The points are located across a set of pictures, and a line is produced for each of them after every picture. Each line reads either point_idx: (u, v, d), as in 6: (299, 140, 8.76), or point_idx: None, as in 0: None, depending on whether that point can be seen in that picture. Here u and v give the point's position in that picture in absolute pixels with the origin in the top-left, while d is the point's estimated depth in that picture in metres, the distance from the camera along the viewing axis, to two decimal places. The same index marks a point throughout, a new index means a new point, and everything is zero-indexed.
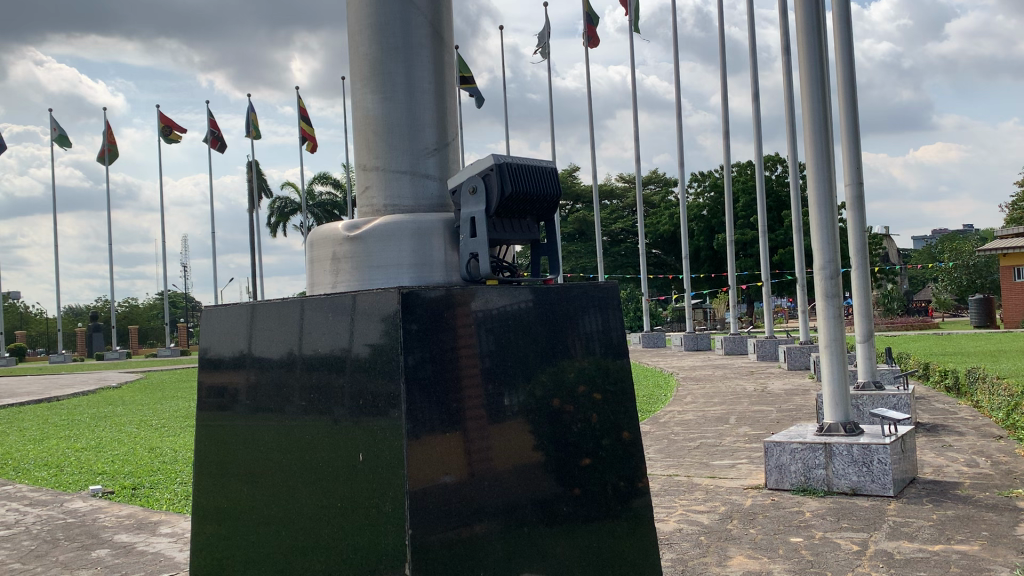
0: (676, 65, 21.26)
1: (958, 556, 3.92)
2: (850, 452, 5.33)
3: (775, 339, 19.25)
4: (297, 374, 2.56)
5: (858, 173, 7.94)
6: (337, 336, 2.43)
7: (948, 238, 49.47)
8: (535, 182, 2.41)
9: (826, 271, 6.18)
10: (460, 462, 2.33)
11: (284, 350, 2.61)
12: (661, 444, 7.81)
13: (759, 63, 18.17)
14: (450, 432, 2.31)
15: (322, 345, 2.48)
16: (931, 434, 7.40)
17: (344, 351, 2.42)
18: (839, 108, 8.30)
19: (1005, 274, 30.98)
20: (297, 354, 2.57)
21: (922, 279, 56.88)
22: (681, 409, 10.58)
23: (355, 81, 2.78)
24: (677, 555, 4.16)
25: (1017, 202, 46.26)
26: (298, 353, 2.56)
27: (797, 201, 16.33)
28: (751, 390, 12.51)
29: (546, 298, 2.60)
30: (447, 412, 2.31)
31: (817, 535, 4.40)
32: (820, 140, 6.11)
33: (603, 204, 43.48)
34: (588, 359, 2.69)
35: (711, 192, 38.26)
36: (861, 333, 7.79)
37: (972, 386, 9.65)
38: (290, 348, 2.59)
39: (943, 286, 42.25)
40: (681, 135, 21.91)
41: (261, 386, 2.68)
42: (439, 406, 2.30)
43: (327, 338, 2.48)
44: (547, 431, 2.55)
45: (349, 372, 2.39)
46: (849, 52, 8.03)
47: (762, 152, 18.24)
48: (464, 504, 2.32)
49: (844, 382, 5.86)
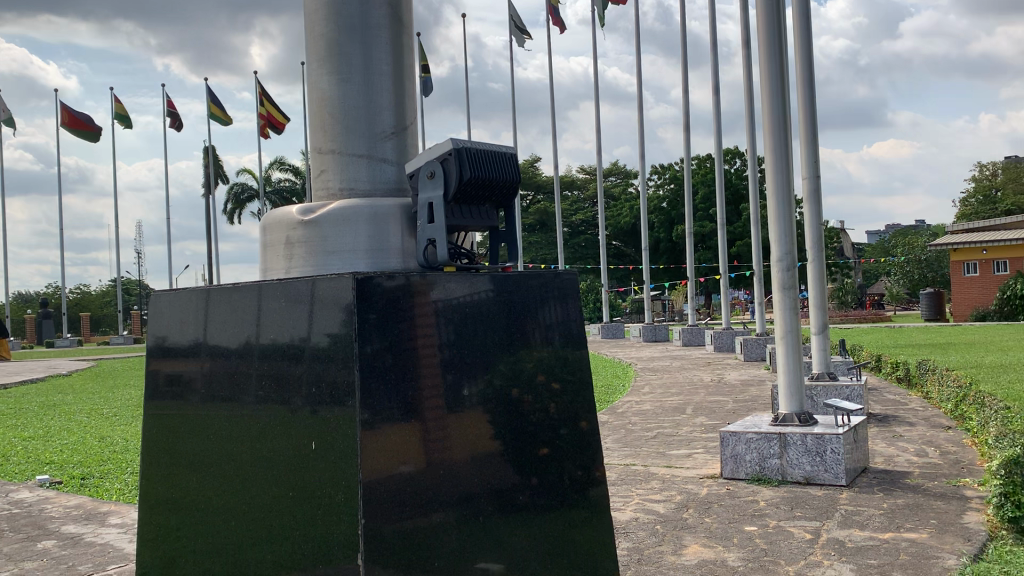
0: (639, 57, 21.33)
1: (908, 544, 3.98)
2: (804, 442, 5.40)
3: (731, 330, 19.48)
4: (252, 363, 2.49)
5: (815, 168, 8.04)
6: (295, 325, 2.37)
7: (902, 232, 50.45)
8: (494, 167, 2.38)
9: (783, 263, 6.21)
10: (416, 450, 2.29)
11: (237, 339, 2.54)
12: (618, 433, 7.84)
13: (719, 57, 18.30)
14: (408, 422, 2.28)
15: (277, 334, 2.42)
16: (882, 424, 7.55)
17: (304, 339, 2.34)
18: (797, 102, 8.38)
19: (954, 270, 31.75)
20: (252, 343, 2.50)
21: (874, 272, 58.14)
22: (638, 399, 10.66)
23: (311, 62, 2.73)
24: (633, 544, 4.19)
25: (969, 198, 47.34)
26: (254, 342, 2.49)
27: (756, 194, 16.51)
28: (707, 380, 12.64)
29: (505, 287, 2.58)
30: (406, 401, 2.27)
31: (770, 523, 4.45)
32: (780, 135, 6.15)
33: (563, 194, 43.56)
34: (547, 349, 2.67)
35: (671, 185, 38.56)
36: (816, 325, 7.89)
37: (922, 378, 9.86)
38: (244, 337, 2.52)
39: (895, 279, 43.25)
40: (642, 128, 22.03)
41: (214, 376, 2.61)
42: (397, 393, 2.26)
43: (281, 326, 2.42)
44: (502, 420, 2.51)
45: (306, 361, 2.32)
46: (808, 45, 8.10)
47: (721, 146, 18.38)
48: (414, 493, 2.27)
49: (799, 374, 5.93)
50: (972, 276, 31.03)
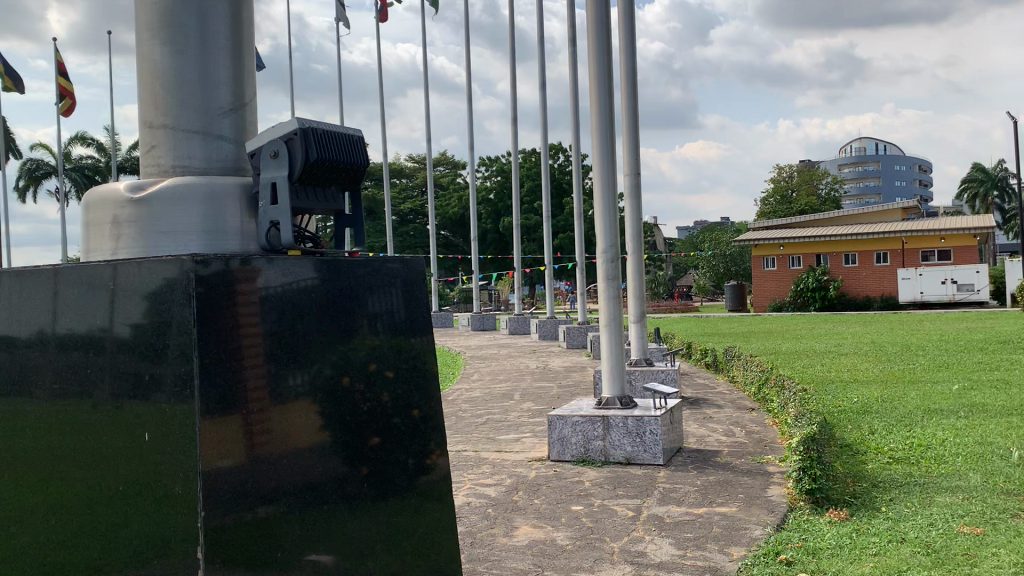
0: (468, 48, 21.47)
1: (719, 517, 4.27)
2: (625, 424, 5.66)
3: (555, 319, 20.06)
4: (48, 356, 2.34)
5: (637, 164, 8.42)
6: (92, 314, 2.24)
7: (710, 227, 53.82)
8: (339, 150, 2.33)
9: (608, 254, 6.48)
10: (239, 444, 2.15)
11: (32, 328, 2.37)
12: (448, 420, 7.90)
13: (546, 53, 18.75)
14: (232, 414, 2.14)
15: (75, 324, 2.27)
16: (694, 407, 8.04)
17: (104, 330, 2.23)
18: (621, 100, 8.73)
19: (755, 264, 34.19)
20: (48, 333, 2.34)
21: (685, 266, 61.66)
22: (466, 386, 10.78)
23: (141, 30, 2.56)
24: (466, 528, 4.24)
25: (770, 198, 51.13)
26: (50, 331, 2.34)
27: (580, 188, 17.07)
28: (533, 367, 12.97)
29: (331, 272, 2.41)
30: (226, 392, 2.12)
31: (595, 502, 4.64)
32: (606, 132, 6.39)
33: (391, 182, 43.17)
34: (379, 338, 2.53)
35: (498, 176, 39.14)
36: (636, 314, 8.29)
37: (728, 363, 10.58)
38: (37, 327, 2.35)
39: (704, 272, 46.06)
40: (471, 118, 22.21)
41: (8, 365, 2.44)
42: (218, 384, 2.11)
43: (77, 317, 2.27)
44: (333, 411, 2.39)
45: (106, 353, 2.22)
46: (632, 47, 8.46)
47: (547, 140, 18.85)
48: (240, 489, 2.15)
49: (622, 360, 6.20)
50: (771, 270, 33.56)
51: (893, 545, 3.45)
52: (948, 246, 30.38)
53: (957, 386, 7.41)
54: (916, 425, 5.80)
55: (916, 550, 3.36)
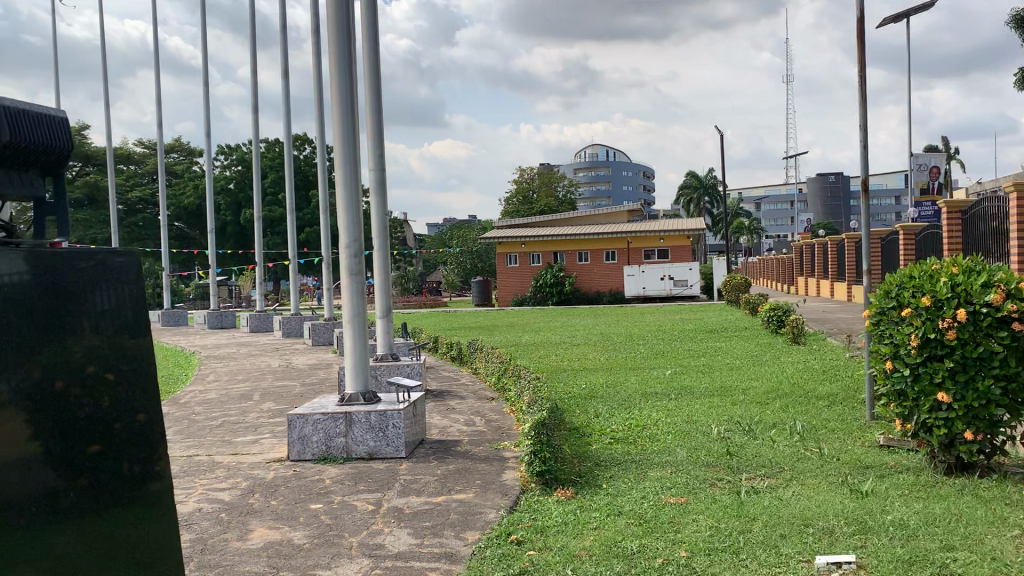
0: (204, 30, 20.34)
1: (456, 504, 4.39)
2: (367, 419, 5.66)
3: (299, 315, 19.60)
4: None
5: (381, 160, 8.44)
6: None
7: (456, 224, 55.09)
8: (38, 131, 1.91)
9: (351, 250, 6.40)
10: None
11: None
12: (180, 424, 7.46)
13: (289, 41, 18.20)
14: None
15: None
16: (437, 399, 8.21)
17: None
18: (365, 95, 8.70)
19: (500, 261, 35.19)
20: None
21: (432, 262, 62.63)
22: (201, 388, 10.23)
23: None
24: (196, 535, 4.04)
25: (512, 197, 53.29)
26: None
27: (324, 181, 16.76)
28: (275, 366, 12.58)
29: (41, 261, 1.75)
30: None
31: (335, 499, 4.61)
32: (348, 126, 6.33)
33: (117, 168, 39.82)
34: (98, 336, 1.85)
35: (239, 166, 37.42)
36: (381, 309, 8.32)
37: (471, 356, 10.90)
38: None
39: (450, 268, 47.08)
40: (208, 104, 21.06)
41: None
42: None
43: None
44: (36, 417, 1.71)
45: None
46: (375, 43, 8.47)
47: (290, 132, 18.31)
48: None
49: (365, 356, 6.16)
50: (513, 266, 34.94)
51: (611, 518, 3.76)
52: (667, 246, 33.27)
53: (670, 371, 8.21)
54: (635, 408, 6.33)
55: (630, 521, 3.68)
